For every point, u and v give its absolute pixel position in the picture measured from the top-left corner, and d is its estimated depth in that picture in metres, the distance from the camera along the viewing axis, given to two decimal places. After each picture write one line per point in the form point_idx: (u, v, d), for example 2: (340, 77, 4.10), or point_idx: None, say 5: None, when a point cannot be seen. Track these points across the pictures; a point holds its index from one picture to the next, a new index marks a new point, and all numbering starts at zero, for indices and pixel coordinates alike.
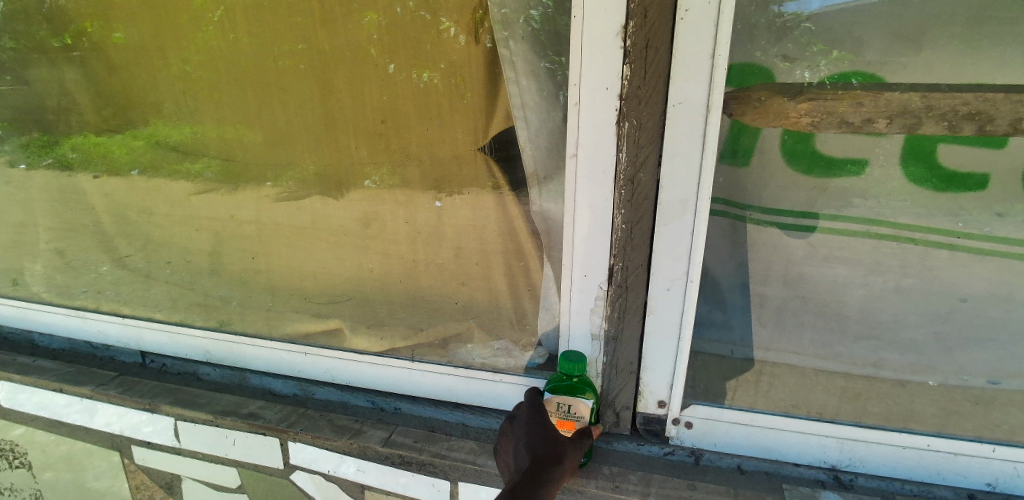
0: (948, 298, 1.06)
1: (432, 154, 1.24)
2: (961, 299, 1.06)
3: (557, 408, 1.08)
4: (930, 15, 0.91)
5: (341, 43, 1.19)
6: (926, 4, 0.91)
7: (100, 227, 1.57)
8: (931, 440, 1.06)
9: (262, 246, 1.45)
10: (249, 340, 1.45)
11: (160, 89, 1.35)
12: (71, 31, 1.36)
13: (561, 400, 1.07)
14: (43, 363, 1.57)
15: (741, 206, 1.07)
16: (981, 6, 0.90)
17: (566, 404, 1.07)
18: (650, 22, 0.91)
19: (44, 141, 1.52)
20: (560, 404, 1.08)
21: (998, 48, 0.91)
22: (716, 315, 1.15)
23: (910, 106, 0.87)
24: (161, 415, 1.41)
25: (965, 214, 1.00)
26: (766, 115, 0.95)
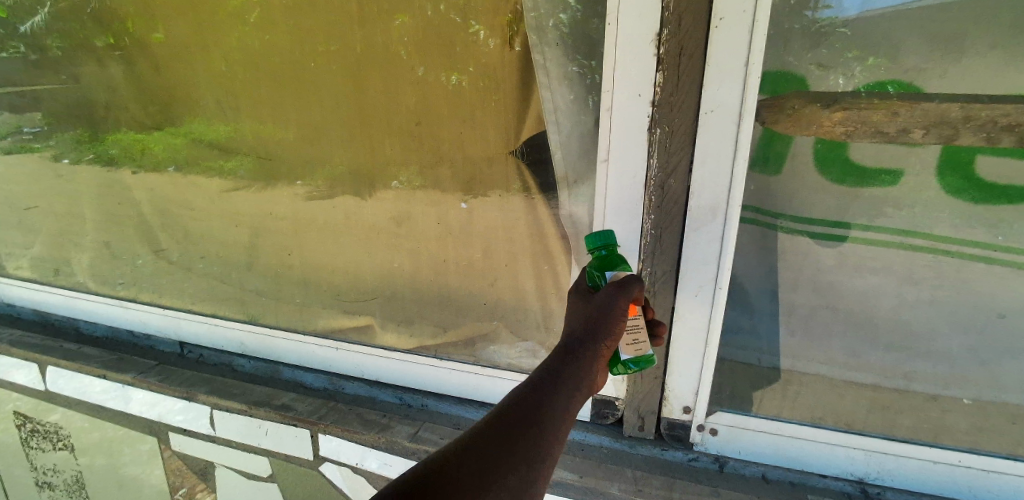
0: (985, 311, 1.03)
1: (463, 155, 1.26)
2: (999, 315, 1.03)
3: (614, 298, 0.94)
4: (968, 21, 0.89)
5: (376, 44, 1.22)
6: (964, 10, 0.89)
7: (141, 221, 1.64)
8: (962, 455, 1.04)
9: (295, 242, 1.49)
10: (284, 333, 1.51)
11: (200, 87, 1.40)
12: (117, 31, 1.42)
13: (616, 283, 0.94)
14: (86, 350, 1.64)
15: (772, 215, 1.06)
16: None
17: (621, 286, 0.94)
18: (683, 29, 0.92)
19: (89, 137, 1.59)
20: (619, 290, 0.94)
21: None
22: (743, 321, 1.15)
23: (949, 116, 0.86)
24: (198, 403, 1.46)
25: (1002, 227, 0.98)
26: (799, 123, 0.94)
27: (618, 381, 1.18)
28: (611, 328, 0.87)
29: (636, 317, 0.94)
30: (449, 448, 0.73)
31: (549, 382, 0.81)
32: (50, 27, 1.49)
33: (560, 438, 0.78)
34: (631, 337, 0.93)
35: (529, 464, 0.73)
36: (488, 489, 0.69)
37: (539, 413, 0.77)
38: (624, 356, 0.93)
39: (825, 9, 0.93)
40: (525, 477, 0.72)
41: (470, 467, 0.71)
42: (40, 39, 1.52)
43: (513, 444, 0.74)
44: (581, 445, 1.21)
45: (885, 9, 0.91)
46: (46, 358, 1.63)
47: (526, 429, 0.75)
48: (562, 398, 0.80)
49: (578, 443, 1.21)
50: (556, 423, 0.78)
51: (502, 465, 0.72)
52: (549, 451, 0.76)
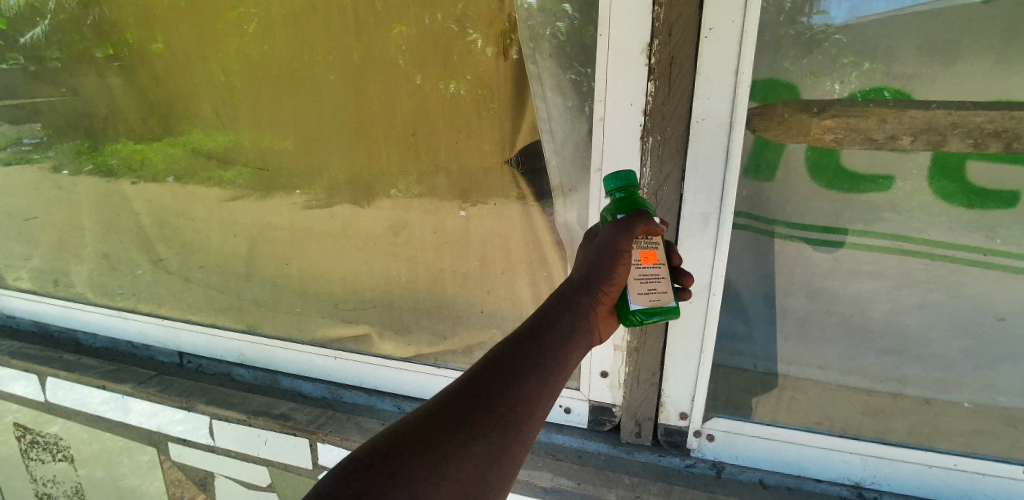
0: (984, 315, 1.03)
1: (460, 165, 1.27)
2: (998, 318, 1.03)
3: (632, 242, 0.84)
4: (964, 26, 0.89)
5: (373, 54, 1.23)
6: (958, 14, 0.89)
7: (141, 231, 1.65)
8: (957, 459, 1.05)
9: (294, 252, 1.50)
10: (283, 344, 1.51)
11: (198, 98, 1.42)
12: (116, 42, 1.43)
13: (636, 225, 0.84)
14: (86, 361, 1.65)
15: (766, 221, 1.07)
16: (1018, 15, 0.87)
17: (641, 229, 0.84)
18: (674, 40, 0.94)
19: (89, 148, 1.60)
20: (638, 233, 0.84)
21: None
22: (739, 327, 1.16)
23: (936, 122, 0.88)
24: (197, 413, 1.46)
25: (999, 230, 0.98)
26: (790, 130, 0.97)
27: (614, 388, 1.19)
28: (607, 276, 0.82)
29: (651, 266, 0.85)
30: (419, 413, 0.69)
31: (540, 332, 0.76)
32: (50, 39, 1.51)
33: (544, 400, 0.72)
34: (645, 286, 0.84)
35: (505, 428, 0.68)
36: (457, 456, 0.65)
37: (526, 362, 0.73)
38: (635, 307, 0.84)
39: (819, 15, 0.93)
40: (500, 444, 0.68)
41: (438, 433, 0.66)
42: (40, 50, 1.53)
43: (487, 408, 0.69)
44: (578, 452, 1.21)
45: (879, 15, 0.91)
46: (45, 369, 1.63)
47: (511, 378, 0.71)
48: (547, 357, 0.74)
49: (577, 450, 1.21)
50: (539, 385, 0.72)
51: (474, 430, 0.67)
52: (530, 415, 0.70)
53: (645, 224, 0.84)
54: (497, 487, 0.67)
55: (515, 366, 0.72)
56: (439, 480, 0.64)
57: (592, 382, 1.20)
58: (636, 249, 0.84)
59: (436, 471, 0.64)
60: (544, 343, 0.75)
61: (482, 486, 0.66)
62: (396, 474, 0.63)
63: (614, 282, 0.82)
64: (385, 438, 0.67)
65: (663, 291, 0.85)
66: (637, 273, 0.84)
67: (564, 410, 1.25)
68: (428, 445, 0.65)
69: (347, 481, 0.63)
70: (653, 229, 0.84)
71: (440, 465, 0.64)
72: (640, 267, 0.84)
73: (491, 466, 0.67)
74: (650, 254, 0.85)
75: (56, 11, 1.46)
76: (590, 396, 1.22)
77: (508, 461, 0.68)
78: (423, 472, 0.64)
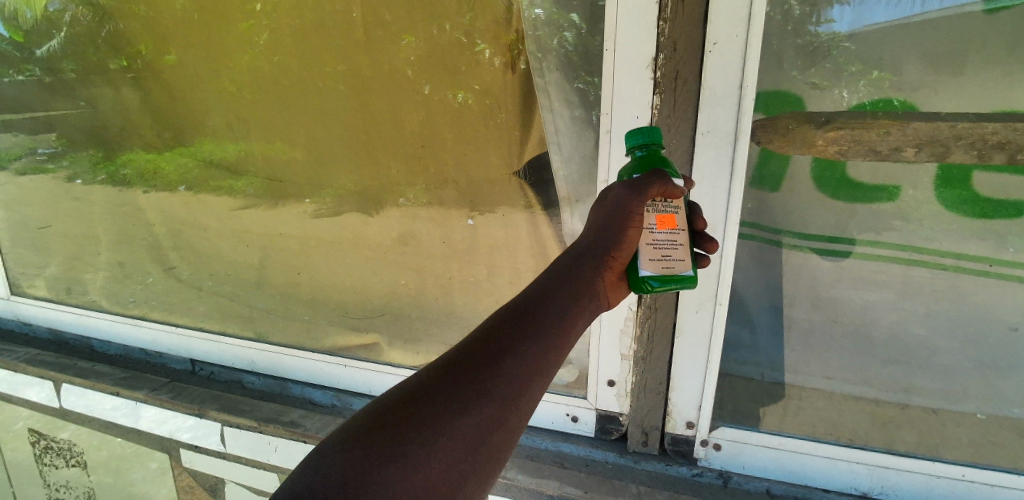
0: (995, 325, 1.03)
1: (469, 176, 1.29)
2: (1011, 328, 1.02)
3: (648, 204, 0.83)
4: (969, 37, 0.90)
5: (383, 66, 1.26)
6: (961, 25, 0.90)
7: (155, 240, 1.67)
8: (965, 470, 1.04)
9: (305, 261, 1.52)
10: (292, 352, 1.52)
11: (212, 109, 1.45)
12: (130, 54, 1.47)
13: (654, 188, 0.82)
14: (99, 367, 1.67)
15: (771, 230, 1.08)
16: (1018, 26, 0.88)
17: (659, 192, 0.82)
18: (678, 54, 0.95)
19: (104, 159, 1.64)
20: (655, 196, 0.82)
21: None
22: (744, 336, 1.16)
23: (938, 135, 0.90)
24: (209, 420, 1.48)
25: (1008, 240, 0.98)
26: (793, 142, 0.99)
27: (621, 397, 1.19)
28: (614, 240, 0.82)
29: (668, 231, 0.84)
30: (412, 385, 0.70)
31: (539, 304, 0.77)
32: (65, 50, 1.54)
33: (539, 375, 0.73)
34: (658, 253, 0.84)
35: (499, 402, 0.69)
36: (450, 429, 0.66)
37: (525, 333, 0.74)
38: (646, 274, 0.84)
39: (825, 24, 0.95)
40: (493, 418, 0.69)
41: (431, 406, 0.67)
42: (56, 62, 1.57)
43: (481, 382, 0.69)
44: (585, 460, 1.21)
45: (885, 23, 0.93)
46: (60, 375, 1.65)
47: (508, 348, 0.72)
48: (544, 328, 0.75)
49: (584, 458, 1.22)
50: (534, 360, 0.73)
51: (467, 403, 0.68)
52: (531, 382, 0.72)
53: (661, 185, 0.82)
54: (490, 460, 0.68)
55: (511, 341, 0.73)
56: (431, 453, 0.65)
57: (599, 391, 1.21)
58: (652, 213, 0.83)
59: (428, 444, 0.65)
60: (543, 317, 0.76)
61: (475, 460, 0.67)
62: (388, 447, 0.64)
63: (619, 251, 0.83)
64: (378, 409, 0.68)
65: (678, 259, 0.84)
66: (651, 237, 0.83)
67: (571, 418, 1.26)
68: (420, 418, 0.66)
69: (339, 452, 0.64)
70: (671, 191, 0.82)
71: (432, 438, 0.65)
72: (656, 232, 0.83)
73: (484, 438, 0.68)
74: (668, 219, 0.84)
75: (71, 23, 1.50)
76: (597, 405, 1.22)
77: (501, 435, 0.69)
78: (415, 444, 0.65)
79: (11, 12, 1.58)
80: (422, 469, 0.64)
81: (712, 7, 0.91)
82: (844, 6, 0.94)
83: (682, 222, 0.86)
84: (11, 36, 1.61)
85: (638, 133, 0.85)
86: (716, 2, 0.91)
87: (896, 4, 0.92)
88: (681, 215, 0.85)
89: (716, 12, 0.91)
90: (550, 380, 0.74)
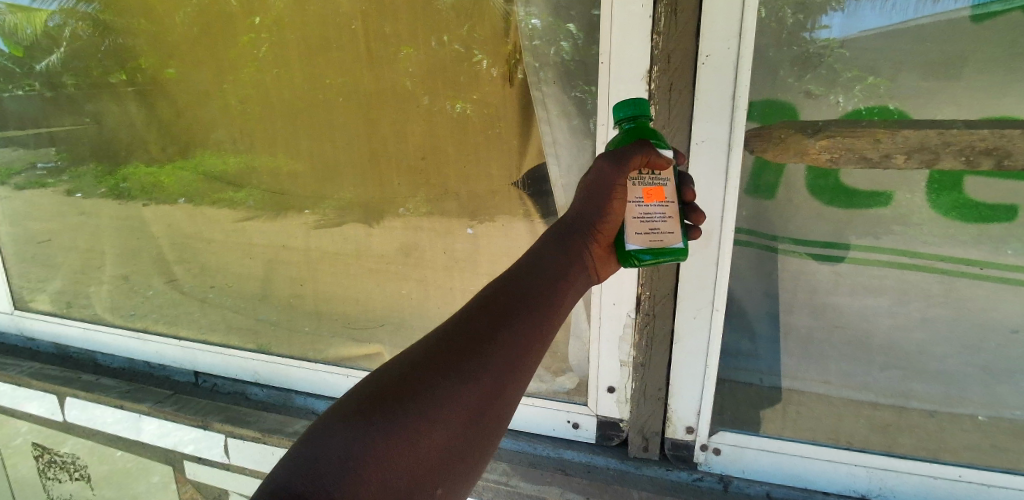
0: (996, 330, 1.04)
1: (469, 187, 1.31)
2: (1010, 330, 1.04)
3: (635, 175, 0.84)
4: (959, 45, 0.93)
5: (383, 77, 1.28)
6: (948, 35, 0.93)
7: (159, 253, 1.69)
8: (962, 470, 1.06)
9: (308, 273, 1.53)
10: (296, 363, 1.53)
11: (215, 122, 1.47)
12: (132, 68, 1.49)
13: (642, 160, 0.84)
14: (104, 381, 1.67)
15: (768, 237, 1.10)
16: (1005, 36, 0.91)
17: (646, 165, 0.84)
18: (673, 66, 0.97)
19: (108, 173, 1.65)
20: (642, 169, 0.84)
21: None
22: (743, 343, 1.17)
23: (928, 142, 0.93)
24: (213, 432, 1.48)
25: (1002, 244, 1.00)
26: (787, 151, 1.02)
27: (622, 403, 1.20)
28: (602, 214, 0.85)
29: (655, 204, 0.85)
30: (408, 359, 0.71)
31: (531, 280, 0.79)
32: (65, 64, 1.56)
33: (535, 345, 0.74)
34: (644, 226, 0.85)
35: (496, 372, 0.71)
36: (449, 400, 0.67)
37: (517, 306, 0.76)
38: (633, 248, 0.85)
39: (821, 29, 0.97)
40: (492, 388, 0.70)
41: (429, 378, 0.68)
42: (59, 77, 1.59)
43: (477, 353, 0.71)
44: (587, 466, 1.21)
45: (880, 28, 0.95)
46: (64, 389, 1.66)
47: (502, 321, 0.74)
48: (537, 301, 0.77)
49: (585, 465, 1.22)
50: (529, 332, 0.74)
51: (464, 374, 0.69)
52: (526, 352, 0.73)
53: (644, 156, 0.83)
54: (490, 430, 0.69)
55: (505, 312, 0.75)
56: (431, 424, 0.66)
57: (599, 398, 1.22)
58: (638, 185, 0.85)
59: (428, 415, 0.66)
60: (535, 291, 0.78)
61: (475, 430, 0.68)
62: (388, 419, 0.65)
63: (606, 224, 0.85)
64: (375, 384, 0.68)
65: (666, 232, 0.86)
66: (637, 211, 0.85)
67: (573, 425, 1.27)
68: (418, 390, 0.67)
69: (337, 428, 0.64)
70: (655, 162, 0.84)
71: (431, 408, 0.66)
72: (642, 205, 0.85)
73: (483, 408, 0.69)
74: (656, 191, 0.85)
75: (72, 38, 1.52)
76: (598, 411, 1.23)
77: (499, 405, 0.70)
78: (414, 415, 0.65)
79: (11, 27, 1.61)
80: (423, 440, 0.65)
81: (705, 20, 0.94)
82: (836, 13, 0.96)
83: (671, 194, 0.87)
84: (12, 52, 1.63)
85: (626, 106, 0.86)
86: (708, 15, 0.93)
87: (887, 11, 0.94)
88: (670, 187, 0.87)
89: (708, 24, 0.94)
90: (544, 350, 0.76)
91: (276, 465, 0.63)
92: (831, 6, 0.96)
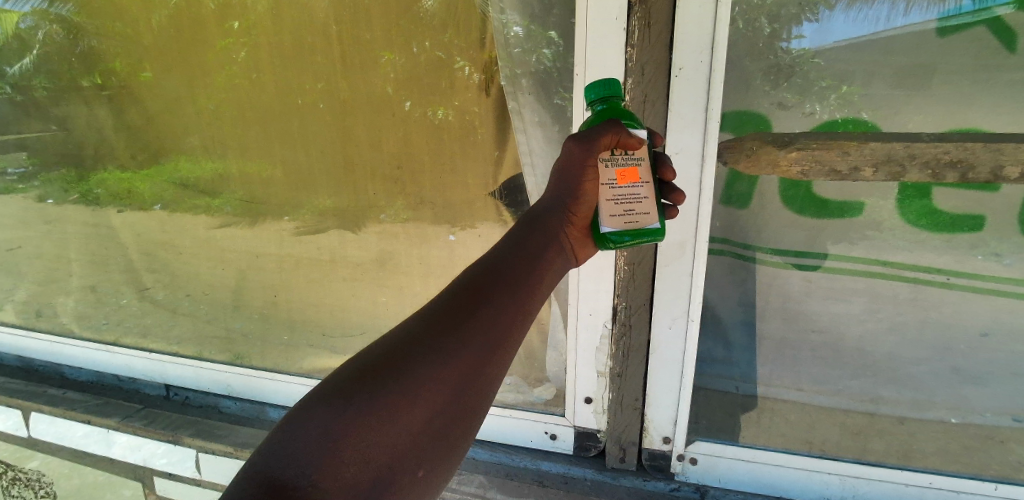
0: (967, 334, 1.06)
1: (445, 197, 1.31)
2: (979, 334, 1.06)
3: (608, 154, 0.83)
4: (928, 57, 0.95)
5: (363, 79, 1.26)
6: (917, 46, 0.95)
7: (129, 262, 1.66)
8: (932, 477, 1.07)
9: (282, 283, 1.52)
10: (269, 374, 1.51)
11: (188, 126, 1.44)
12: (103, 71, 1.45)
13: (614, 142, 0.82)
14: (70, 395, 1.63)
15: (741, 245, 1.11)
16: (970, 53, 0.93)
17: (619, 146, 0.83)
18: (647, 79, 0.97)
19: (75, 177, 1.61)
20: (616, 149, 0.83)
21: (989, 92, 0.94)
22: (718, 351, 1.18)
23: (894, 154, 0.93)
24: (183, 446, 1.45)
25: (970, 253, 1.02)
26: (757, 163, 1.00)
27: (599, 413, 1.20)
28: (575, 198, 0.84)
29: (629, 185, 0.84)
30: (388, 341, 0.70)
31: (511, 260, 0.78)
32: (34, 68, 1.52)
33: (515, 324, 0.73)
34: (620, 209, 0.84)
35: (474, 353, 0.70)
36: (429, 380, 0.67)
37: (498, 287, 0.74)
38: (607, 230, 0.84)
39: (795, 39, 0.98)
40: (472, 366, 0.69)
41: (406, 361, 0.67)
42: (27, 80, 1.54)
43: (456, 333, 0.70)
44: (565, 477, 1.22)
45: (854, 39, 0.96)
46: (30, 403, 1.61)
47: (481, 302, 0.73)
48: (518, 281, 0.76)
49: (563, 476, 1.22)
50: (510, 311, 0.73)
51: (443, 354, 0.68)
52: (507, 331, 0.72)
53: (614, 135, 0.82)
54: (472, 409, 0.69)
55: (483, 293, 0.73)
56: (409, 403, 0.66)
57: (576, 409, 1.22)
58: (611, 167, 0.83)
59: (406, 395, 0.65)
60: (516, 272, 0.77)
61: (454, 410, 0.68)
62: (366, 401, 0.64)
63: (580, 207, 0.85)
64: (353, 367, 0.68)
65: (642, 213, 0.84)
66: (611, 193, 0.83)
67: (550, 436, 1.27)
68: (397, 371, 0.67)
69: (314, 412, 0.64)
70: (625, 141, 0.82)
71: (411, 387, 0.66)
72: (616, 188, 0.83)
73: (462, 389, 0.68)
74: (630, 172, 0.84)
75: (44, 40, 1.47)
76: (575, 422, 1.23)
77: (480, 386, 0.70)
78: (394, 396, 0.65)
79: None
80: (402, 419, 0.65)
81: (678, 34, 0.95)
82: (809, 24, 0.97)
83: (645, 174, 0.85)
84: None
85: (598, 86, 0.85)
86: (681, 29, 0.94)
87: (859, 22, 0.95)
88: (644, 167, 0.85)
89: (681, 37, 0.95)
90: (527, 328, 0.75)
91: (253, 451, 0.63)
92: (807, 15, 0.97)
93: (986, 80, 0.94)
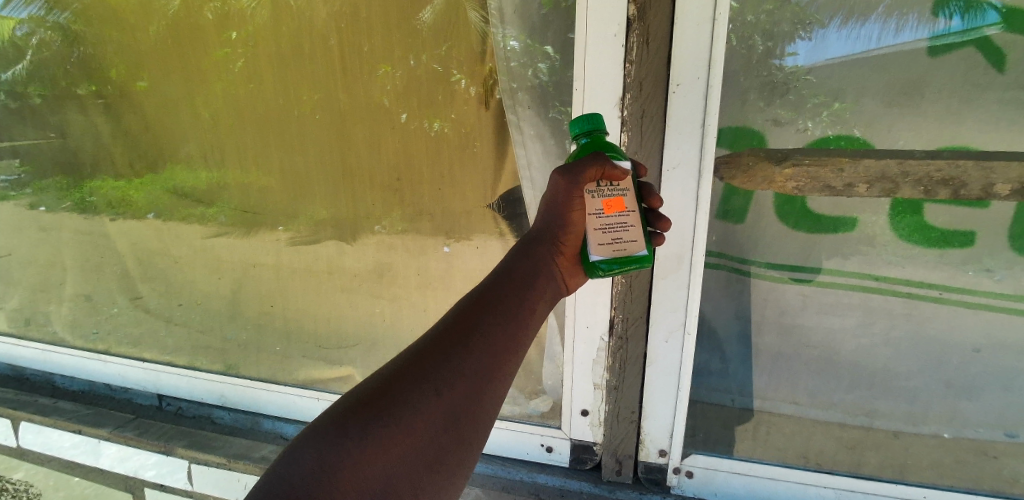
0: (957, 349, 1.07)
1: (442, 209, 1.31)
2: (970, 350, 1.07)
3: (593, 187, 0.83)
4: (919, 75, 0.97)
5: (360, 93, 1.27)
6: (907, 65, 0.97)
7: (123, 270, 1.65)
8: (926, 491, 1.09)
9: (277, 292, 1.51)
10: (263, 384, 1.50)
11: (183, 134, 1.44)
12: (99, 79, 1.45)
13: (600, 175, 0.83)
14: (61, 404, 1.62)
15: (738, 260, 1.12)
16: (958, 73, 0.95)
17: (603, 179, 0.83)
18: (644, 94, 0.99)
19: (70, 184, 1.60)
20: (601, 182, 0.83)
21: (978, 111, 0.96)
22: (715, 364, 1.19)
23: (887, 171, 0.95)
24: (176, 457, 1.44)
25: (961, 268, 1.03)
26: (754, 179, 1.04)
27: (595, 426, 1.20)
28: (563, 227, 0.85)
29: (615, 215, 0.84)
30: (385, 369, 0.70)
31: (506, 288, 0.79)
32: (29, 75, 1.52)
33: (510, 351, 0.74)
34: (608, 237, 0.84)
35: (468, 381, 0.70)
36: (423, 410, 0.67)
37: (492, 315, 0.75)
38: (596, 259, 0.84)
39: (789, 57, 1.00)
40: (467, 395, 0.69)
41: (400, 391, 0.67)
42: (21, 86, 1.54)
43: (451, 361, 0.70)
44: (561, 491, 1.21)
45: (846, 57, 0.98)
46: (20, 412, 1.59)
47: (474, 331, 0.73)
48: (512, 309, 0.76)
49: (559, 489, 1.21)
50: (504, 338, 0.74)
51: (438, 383, 0.69)
52: (501, 360, 0.73)
53: (599, 167, 0.83)
54: (472, 431, 0.69)
55: (477, 322, 0.74)
56: (404, 434, 0.66)
57: (573, 421, 1.22)
58: (597, 198, 0.83)
59: (400, 425, 0.66)
60: (510, 300, 0.77)
61: (450, 440, 0.68)
62: (361, 432, 0.64)
63: (569, 236, 0.85)
64: (348, 399, 0.68)
65: (630, 241, 0.84)
66: (598, 222, 0.83)
67: (546, 448, 1.26)
68: (392, 401, 0.67)
69: (309, 444, 0.64)
70: (610, 173, 0.83)
71: (406, 417, 0.66)
72: (603, 217, 0.83)
73: (458, 417, 0.68)
74: (615, 202, 0.84)
75: (41, 46, 1.47)
76: (571, 434, 1.23)
77: (475, 414, 0.69)
78: (389, 426, 0.65)
79: None
80: (402, 445, 0.65)
81: (676, 48, 0.96)
82: (803, 42, 0.99)
83: (632, 203, 0.85)
84: None
85: (581, 121, 0.86)
86: (678, 46, 0.96)
87: (852, 41, 0.97)
88: (630, 196, 0.85)
89: (679, 54, 0.96)
90: (522, 355, 0.75)
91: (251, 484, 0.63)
92: (800, 33, 0.99)
93: (974, 98, 0.96)
